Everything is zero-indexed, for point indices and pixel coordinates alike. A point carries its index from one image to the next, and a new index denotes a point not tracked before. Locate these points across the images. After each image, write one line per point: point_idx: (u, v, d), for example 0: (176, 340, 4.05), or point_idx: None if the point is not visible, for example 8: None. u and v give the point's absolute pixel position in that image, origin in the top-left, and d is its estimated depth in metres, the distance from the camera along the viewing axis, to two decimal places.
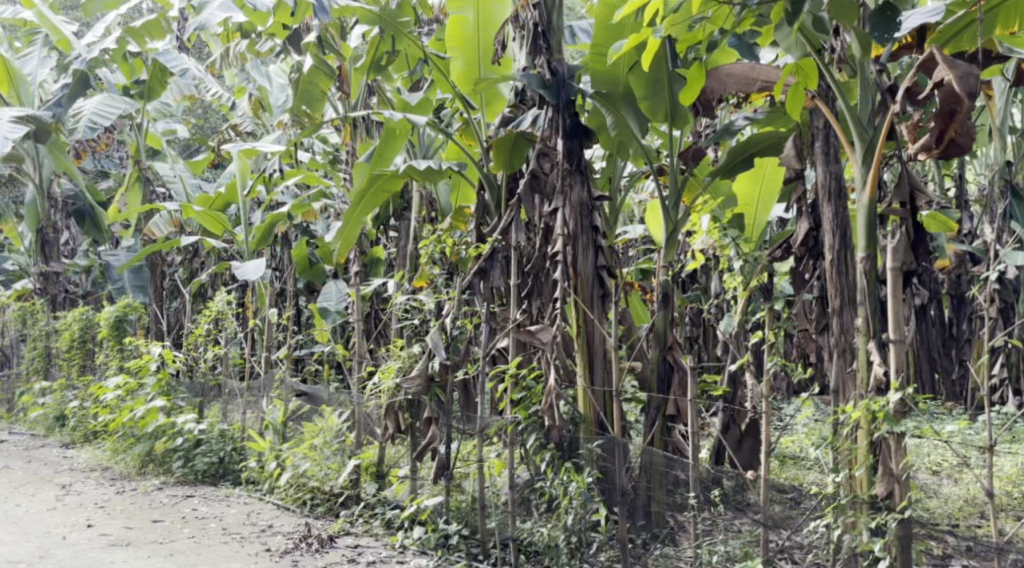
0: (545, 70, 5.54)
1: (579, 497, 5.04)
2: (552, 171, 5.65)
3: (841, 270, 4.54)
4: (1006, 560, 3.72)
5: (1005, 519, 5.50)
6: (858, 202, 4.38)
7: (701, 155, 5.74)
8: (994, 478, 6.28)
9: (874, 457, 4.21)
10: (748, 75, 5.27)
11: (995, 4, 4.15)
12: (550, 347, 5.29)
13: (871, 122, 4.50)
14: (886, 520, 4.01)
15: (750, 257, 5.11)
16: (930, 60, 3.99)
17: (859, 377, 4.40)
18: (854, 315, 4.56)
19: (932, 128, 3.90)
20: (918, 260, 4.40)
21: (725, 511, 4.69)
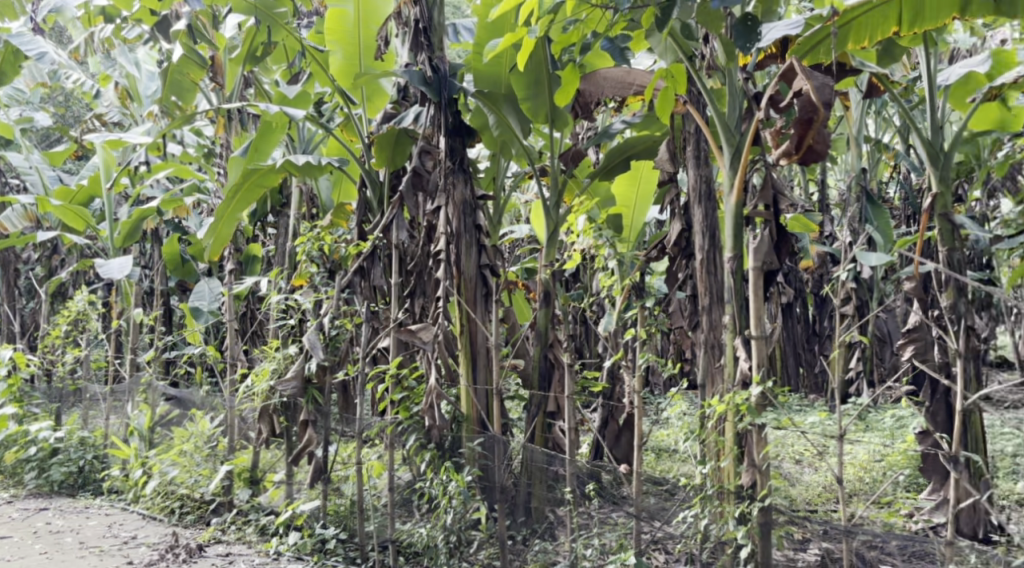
0: (426, 67, 5.50)
1: (459, 496, 5.09)
2: (434, 169, 5.61)
3: (711, 270, 4.73)
4: (854, 543, 3.91)
5: (857, 504, 5.87)
6: (727, 206, 4.55)
7: (581, 157, 5.73)
8: (850, 465, 6.68)
9: (740, 449, 4.43)
10: (625, 79, 5.37)
11: (848, 19, 4.41)
12: (431, 347, 5.27)
13: (739, 128, 4.67)
14: (748, 509, 4.21)
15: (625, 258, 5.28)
16: (790, 70, 4.19)
17: (726, 371, 4.59)
18: (723, 313, 4.76)
19: (792, 135, 4.09)
20: (782, 260, 4.62)
21: (601, 504, 4.73)
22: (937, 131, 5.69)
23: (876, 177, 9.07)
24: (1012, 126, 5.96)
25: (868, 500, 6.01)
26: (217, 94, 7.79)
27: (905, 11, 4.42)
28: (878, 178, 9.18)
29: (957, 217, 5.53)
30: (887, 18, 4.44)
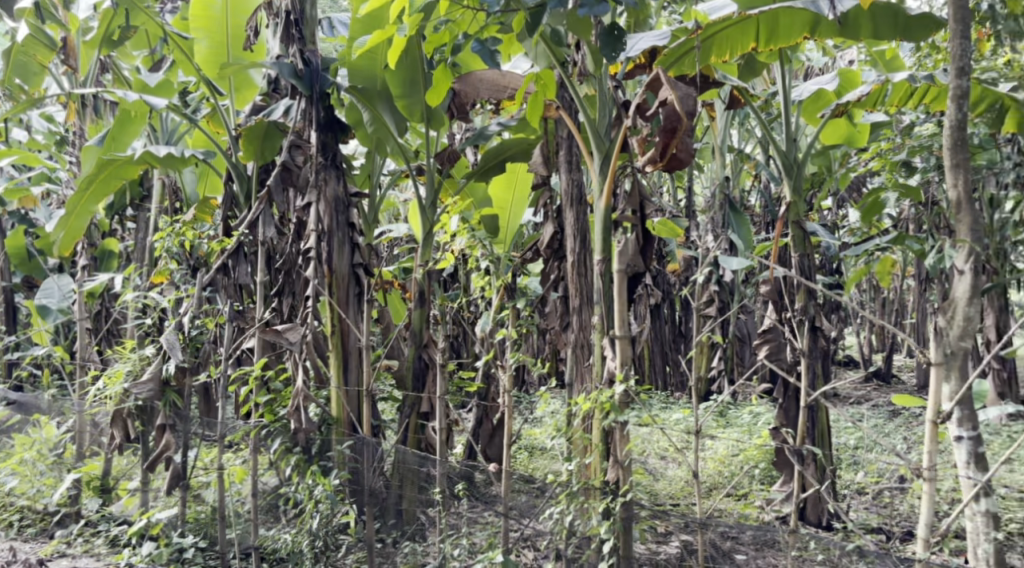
0: (298, 60, 5.33)
1: (325, 501, 4.95)
2: (304, 164, 5.47)
3: (581, 271, 4.83)
4: (709, 534, 4.06)
5: (716, 497, 6.17)
6: (596, 210, 4.62)
7: (455, 157, 5.68)
8: (710, 459, 6.94)
9: (606, 445, 4.57)
10: (497, 82, 5.31)
11: (709, 34, 4.60)
12: (298, 347, 5.11)
13: (609, 134, 4.77)
14: (611, 504, 4.34)
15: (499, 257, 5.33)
16: (656, 80, 4.31)
17: (595, 370, 4.71)
18: (592, 313, 4.87)
19: (657, 143, 4.21)
20: (648, 264, 4.75)
21: (469, 504, 4.74)
22: (791, 142, 5.99)
23: (738, 186, 9.46)
24: (856, 141, 6.48)
25: (724, 492, 6.32)
26: (70, 78, 7.34)
27: (762, 29, 4.64)
28: (739, 187, 9.58)
29: (808, 224, 5.95)
30: (745, 36, 4.65)
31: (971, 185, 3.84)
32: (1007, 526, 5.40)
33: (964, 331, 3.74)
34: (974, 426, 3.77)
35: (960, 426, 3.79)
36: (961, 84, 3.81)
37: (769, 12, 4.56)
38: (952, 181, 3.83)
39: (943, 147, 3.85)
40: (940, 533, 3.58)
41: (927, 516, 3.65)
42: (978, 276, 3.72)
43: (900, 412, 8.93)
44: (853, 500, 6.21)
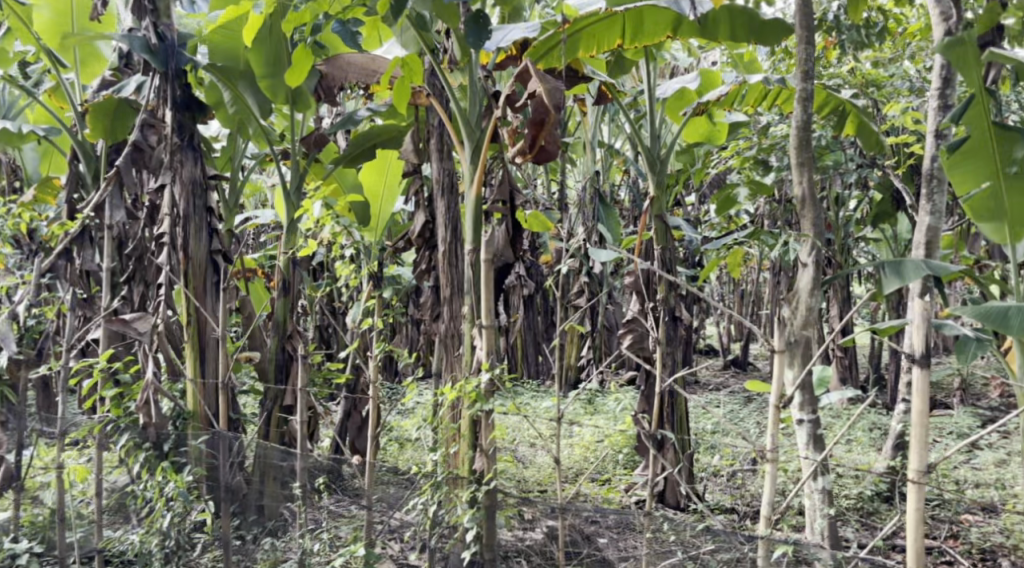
0: (150, 34, 5.00)
1: (178, 498, 4.71)
2: (157, 144, 5.20)
3: (453, 261, 4.72)
4: (571, 519, 4.09)
5: (583, 482, 6.26)
6: (467, 199, 4.57)
7: (324, 142, 5.52)
8: (577, 446, 7.03)
9: (474, 435, 4.50)
10: (368, 66, 5.18)
11: (577, 29, 4.66)
12: (148, 338, 4.87)
13: (480, 124, 4.67)
14: (476, 492, 4.28)
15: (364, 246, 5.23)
16: (526, 72, 4.30)
17: (464, 360, 4.63)
18: (463, 303, 4.79)
19: (527, 134, 4.23)
20: (516, 254, 4.80)
21: (329, 499, 4.64)
22: (655, 138, 6.13)
23: (608, 180, 9.64)
24: (715, 140, 6.72)
25: (590, 477, 6.43)
26: None
27: (627, 27, 4.73)
28: (610, 181, 9.77)
29: (671, 218, 6.11)
30: (611, 32, 4.73)
31: (814, 183, 4.04)
32: (843, 501, 5.77)
33: (806, 319, 3.92)
34: (813, 409, 4.11)
35: (801, 409, 4.11)
36: (807, 86, 4.01)
37: (635, 10, 4.65)
38: (798, 178, 4.02)
39: (790, 146, 4.04)
40: (780, 511, 3.75)
41: (769, 495, 3.82)
42: (819, 269, 3.91)
43: (755, 398, 9.36)
44: (710, 482, 6.46)
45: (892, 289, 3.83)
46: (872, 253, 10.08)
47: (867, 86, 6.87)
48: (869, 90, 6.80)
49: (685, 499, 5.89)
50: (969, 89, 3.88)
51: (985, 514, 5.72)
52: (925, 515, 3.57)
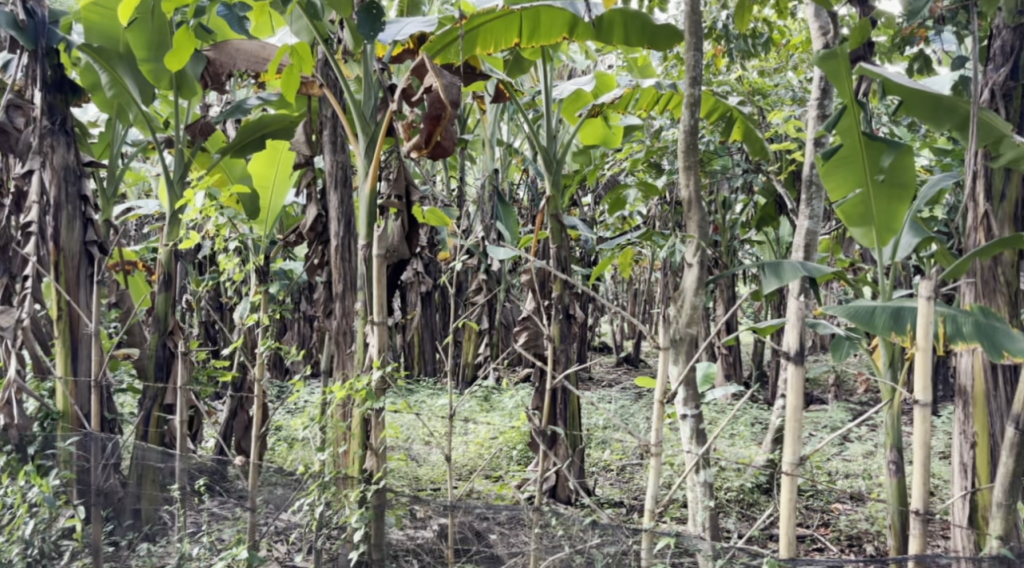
0: (18, 9, 4.69)
1: (43, 503, 4.44)
2: (25, 127, 4.91)
3: (345, 257, 4.58)
4: (464, 516, 4.08)
5: (476, 479, 6.26)
6: (362, 193, 4.43)
7: (209, 130, 5.35)
8: (471, 443, 7.02)
9: (365, 436, 4.43)
10: (259, 55, 4.91)
11: (474, 26, 4.64)
12: (10, 334, 4.58)
13: (375, 117, 4.58)
14: (364, 491, 4.21)
15: (248, 242, 4.90)
16: (422, 66, 4.26)
17: (356, 358, 4.49)
18: (356, 300, 4.65)
19: (422, 129, 4.17)
20: (411, 249, 4.73)
21: (209, 500, 4.51)
22: (551, 140, 6.18)
23: (506, 179, 9.65)
24: (611, 142, 6.81)
25: (484, 474, 6.41)
26: None
27: (524, 25, 4.74)
28: (508, 180, 9.79)
29: (566, 216, 6.15)
30: (508, 30, 4.74)
31: (700, 185, 4.15)
32: (725, 494, 5.98)
33: (691, 317, 4.05)
34: (696, 404, 4.22)
35: (685, 405, 4.22)
36: (694, 92, 4.11)
37: (532, 9, 4.67)
38: (685, 181, 4.12)
39: (678, 150, 4.13)
40: (663, 504, 3.82)
41: (653, 489, 3.89)
42: (703, 269, 4.03)
43: (645, 394, 9.58)
44: (600, 476, 6.56)
45: (769, 289, 4.03)
46: (756, 254, 10.49)
47: (753, 95, 7.15)
48: (755, 98, 7.09)
49: (574, 493, 5.95)
50: (841, 100, 4.06)
51: (854, 503, 6.04)
52: (796, 506, 3.70)
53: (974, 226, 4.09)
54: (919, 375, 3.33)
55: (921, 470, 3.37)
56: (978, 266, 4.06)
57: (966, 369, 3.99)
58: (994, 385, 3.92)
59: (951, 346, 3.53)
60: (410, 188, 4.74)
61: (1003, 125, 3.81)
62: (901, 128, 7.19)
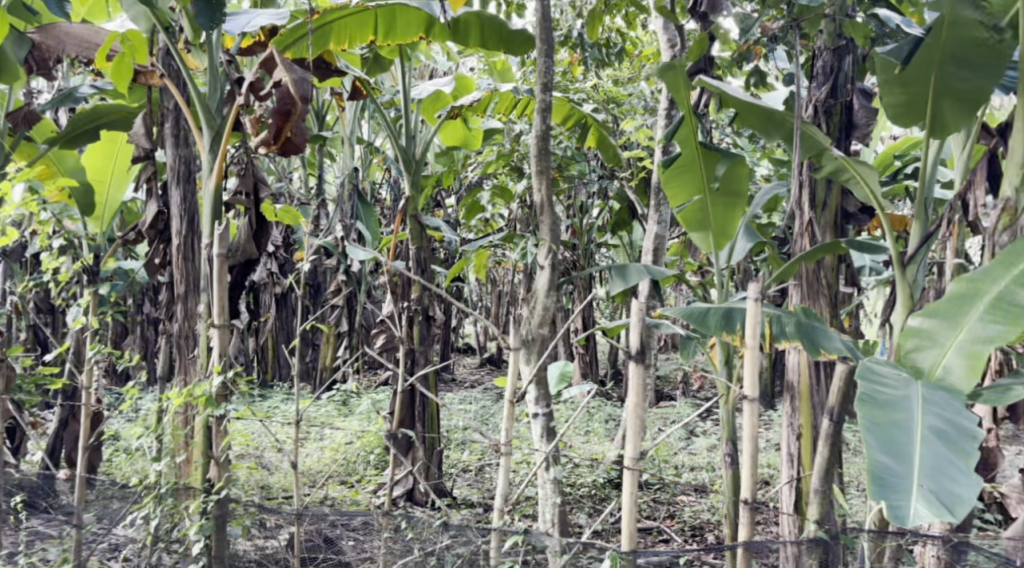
0: None
1: None
2: None
3: (188, 255, 4.40)
4: (319, 525, 3.99)
5: (331, 484, 6.04)
6: (205, 190, 4.26)
7: (34, 119, 5.06)
8: (326, 447, 6.87)
9: (208, 448, 4.19)
10: (90, 39, 4.68)
11: (327, 21, 4.57)
12: None
13: (220, 111, 4.40)
14: (205, 502, 4.01)
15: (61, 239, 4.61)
16: (271, 60, 4.11)
17: (199, 362, 4.28)
18: (199, 301, 4.46)
19: (270, 125, 4.03)
20: (260, 247, 4.59)
21: (26, 517, 4.28)
22: (411, 140, 6.07)
23: (367, 178, 9.52)
24: (470, 144, 6.83)
25: (341, 480, 6.25)
26: None
27: (379, 23, 4.70)
28: (370, 179, 9.62)
29: (425, 217, 6.08)
30: (362, 27, 4.69)
31: (552, 190, 4.23)
32: (578, 490, 6.12)
33: (543, 318, 4.14)
34: (547, 403, 4.30)
35: (536, 404, 4.29)
36: (546, 98, 4.18)
37: (387, 7, 4.64)
38: (538, 185, 4.20)
39: (531, 154, 4.20)
40: (512, 503, 3.85)
41: (502, 489, 3.92)
42: (555, 272, 4.11)
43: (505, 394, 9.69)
44: (459, 477, 6.56)
45: (616, 289, 4.52)
46: (611, 258, 10.80)
47: (608, 102, 7.37)
48: (609, 105, 7.30)
49: (425, 495, 5.90)
50: (681, 110, 4.25)
51: (697, 495, 6.32)
52: (637, 500, 3.82)
53: (800, 233, 4.39)
54: (748, 373, 3.52)
55: (750, 462, 3.57)
56: (803, 269, 4.34)
57: (793, 365, 4.25)
58: (817, 380, 4.21)
59: (776, 345, 3.74)
60: (261, 185, 4.58)
61: (822, 137, 4.08)
62: (743, 139, 7.59)
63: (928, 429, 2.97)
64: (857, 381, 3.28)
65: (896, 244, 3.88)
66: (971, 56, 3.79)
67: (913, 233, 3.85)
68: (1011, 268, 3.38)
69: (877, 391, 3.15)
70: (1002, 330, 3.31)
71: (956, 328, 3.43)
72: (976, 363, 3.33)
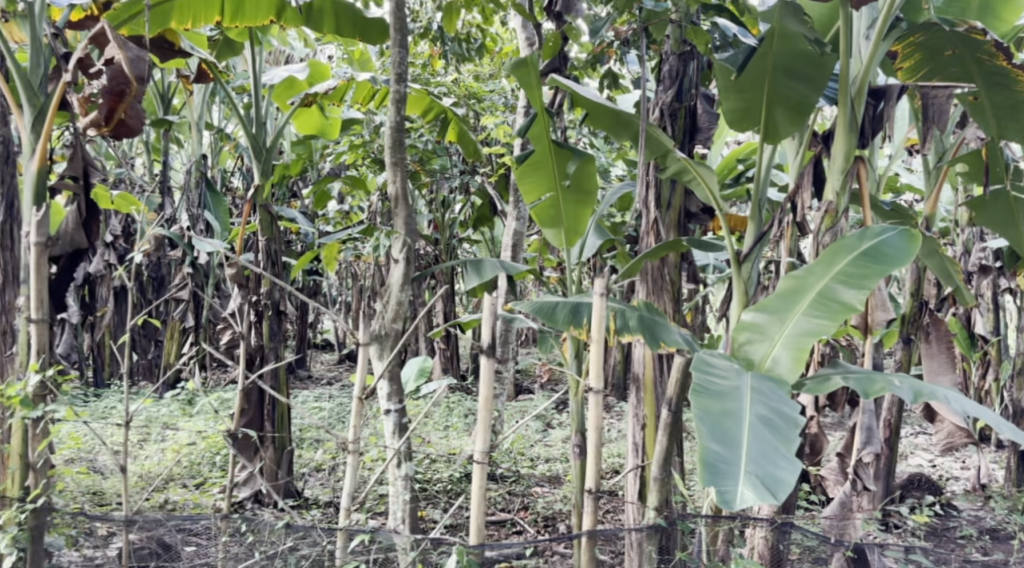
0: None
1: None
2: None
3: (6, 244, 4.08)
4: (157, 531, 3.77)
5: (173, 488, 5.72)
6: (26, 172, 3.95)
7: None
8: (167, 450, 6.50)
9: (24, 452, 3.90)
10: None
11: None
12: None
13: (44, 87, 4.08)
14: (19, 512, 3.72)
15: None
16: (102, 35, 3.86)
17: (18, 359, 3.95)
18: (19, 293, 4.13)
19: (102, 105, 3.80)
20: (89, 236, 4.30)
21: None
22: (260, 127, 5.78)
23: (218, 166, 9.11)
24: (327, 133, 6.67)
25: (184, 483, 5.91)
26: None
27: (226, 3, 4.49)
28: (221, 167, 9.21)
29: (277, 208, 5.87)
30: (209, 7, 4.48)
31: (407, 182, 4.19)
32: (433, 486, 6.07)
33: (396, 313, 4.08)
34: (399, 399, 4.22)
35: (388, 400, 4.20)
36: (401, 89, 4.13)
37: None
38: (391, 176, 4.14)
39: (385, 146, 4.15)
40: (359, 501, 3.78)
41: (349, 487, 3.84)
42: (410, 265, 4.07)
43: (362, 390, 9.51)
44: (311, 477, 6.36)
45: (471, 284, 4.53)
46: (472, 253, 10.78)
47: (469, 98, 7.25)
48: (470, 101, 7.23)
49: (271, 496, 5.59)
50: (534, 107, 4.35)
51: (550, 486, 6.40)
52: (486, 493, 3.84)
53: (647, 232, 4.53)
54: (593, 364, 3.61)
55: (594, 452, 3.66)
56: (648, 265, 4.48)
57: (638, 358, 4.38)
58: (661, 372, 4.35)
59: (619, 338, 3.86)
60: (94, 168, 4.29)
61: (665, 138, 4.24)
62: (599, 139, 7.74)
63: (754, 417, 3.14)
64: (692, 372, 3.42)
65: (732, 243, 4.08)
66: (797, 67, 4.03)
67: (747, 232, 4.05)
68: (833, 266, 3.64)
69: (709, 381, 3.30)
70: (823, 323, 3.53)
71: (784, 321, 3.63)
72: (801, 354, 3.51)
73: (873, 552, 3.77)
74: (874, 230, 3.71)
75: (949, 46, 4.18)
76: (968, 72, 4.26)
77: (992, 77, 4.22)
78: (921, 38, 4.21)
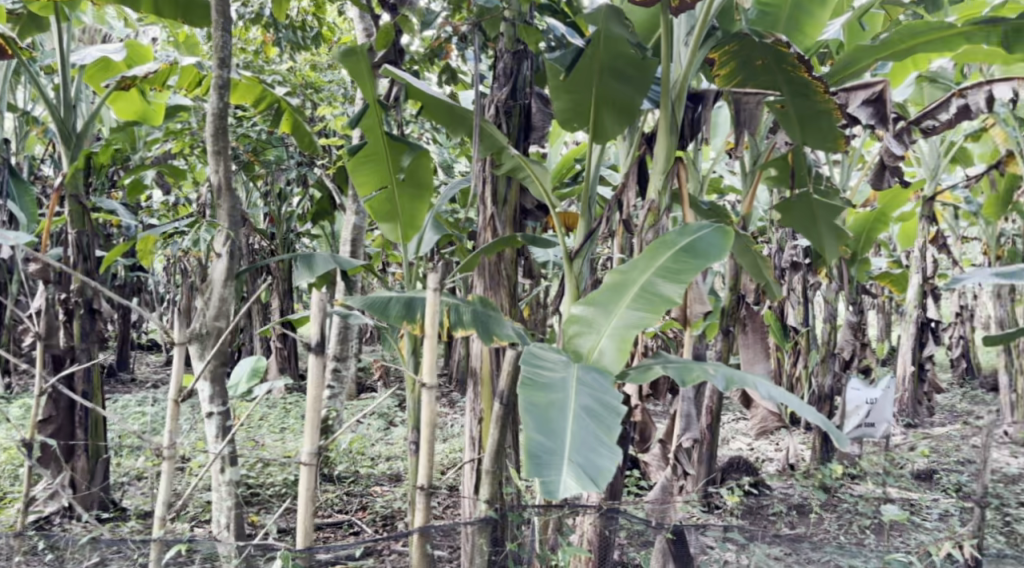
0: None
1: None
2: None
3: None
4: None
5: None
6: None
7: None
8: None
9: None
10: None
11: None
12: None
13: None
14: None
15: None
16: None
17: None
18: None
19: None
20: None
21: None
22: (69, 110, 5.36)
23: (26, 153, 8.42)
24: (151, 120, 6.30)
25: None
26: None
27: None
28: (29, 154, 8.50)
29: (90, 200, 5.48)
30: None
31: (231, 173, 4.01)
32: (266, 489, 5.87)
33: (219, 311, 3.92)
34: (223, 401, 4.05)
35: (211, 402, 4.02)
36: (222, 75, 3.96)
37: None
38: (214, 165, 3.95)
39: (207, 134, 3.96)
40: (175, 509, 3.59)
41: (164, 495, 3.65)
42: (233, 260, 3.91)
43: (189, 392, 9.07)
44: (131, 486, 6.00)
45: (302, 281, 4.41)
46: (309, 249, 10.49)
47: (305, 88, 7.01)
48: (306, 91, 7.01)
49: (78, 506, 5.18)
50: (366, 99, 4.28)
51: (388, 485, 6.33)
52: (315, 494, 3.76)
53: (484, 227, 4.57)
54: (426, 358, 3.60)
55: (426, 447, 3.65)
56: (484, 260, 4.51)
57: (476, 352, 4.41)
58: (497, 366, 4.40)
59: (452, 333, 3.86)
60: None
61: (498, 133, 4.28)
62: (438, 135, 7.72)
63: (579, 408, 3.23)
64: (522, 365, 3.48)
65: (563, 239, 4.17)
66: (621, 69, 4.16)
67: (577, 228, 4.16)
68: (654, 260, 3.81)
69: (536, 374, 3.36)
70: (645, 316, 3.67)
71: (610, 314, 3.74)
72: (624, 345, 3.64)
73: (692, 532, 3.96)
74: (692, 228, 3.91)
75: (758, 56, 4.46)
76: (775, 81, 4.55)
77: (794, 86, 4.51)
78: (735, 48, 4.49)
